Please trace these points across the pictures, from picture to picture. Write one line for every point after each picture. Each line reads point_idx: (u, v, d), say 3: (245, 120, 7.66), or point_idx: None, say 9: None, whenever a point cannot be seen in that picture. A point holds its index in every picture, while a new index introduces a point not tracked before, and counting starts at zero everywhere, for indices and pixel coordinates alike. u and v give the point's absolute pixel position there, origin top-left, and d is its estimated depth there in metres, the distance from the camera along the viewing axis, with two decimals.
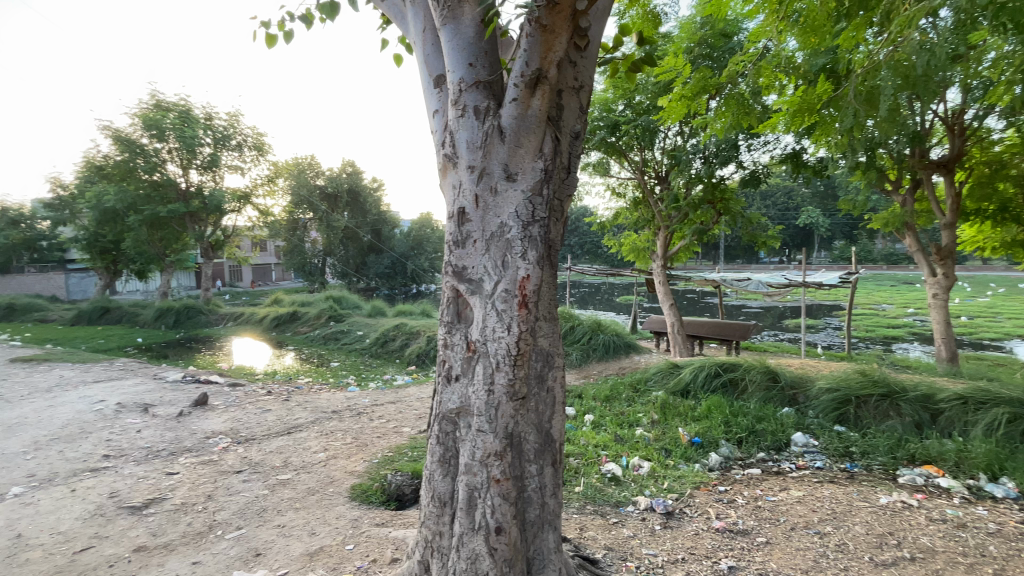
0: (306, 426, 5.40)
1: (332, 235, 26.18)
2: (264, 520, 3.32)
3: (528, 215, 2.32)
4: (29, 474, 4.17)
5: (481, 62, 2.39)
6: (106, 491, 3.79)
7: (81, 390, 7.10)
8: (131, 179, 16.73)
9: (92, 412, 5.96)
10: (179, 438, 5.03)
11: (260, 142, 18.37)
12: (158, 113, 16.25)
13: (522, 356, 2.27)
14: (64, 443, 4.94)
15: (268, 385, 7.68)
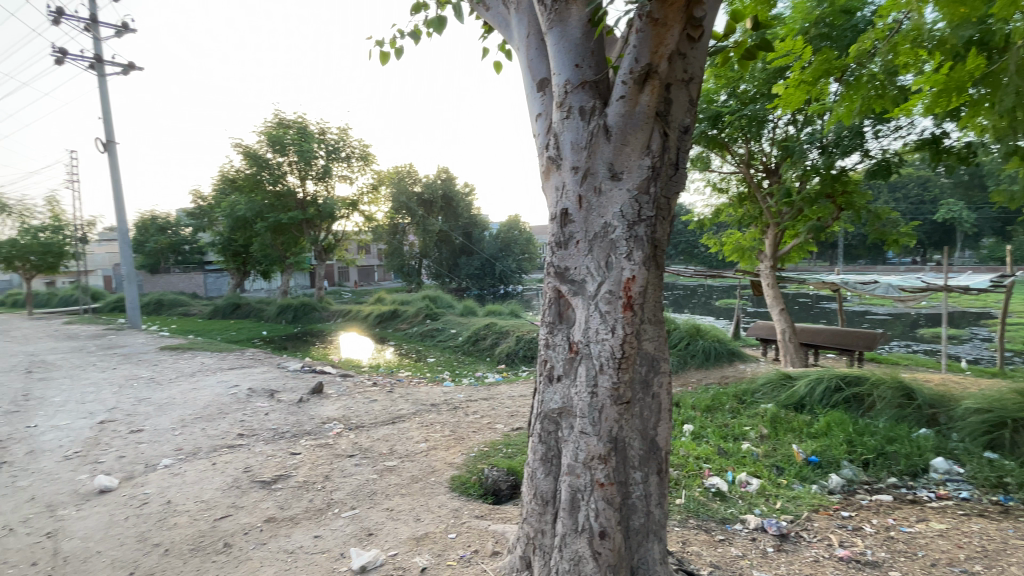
0: (407, 417, 5.73)
1: (428, 237, 27.57)
2: (373, 502, 3.57)
3: (634, 214, 2.26)
4: (181, 446, 4.87)
5: (587, 62, 2.38)
6: (241, 466, 4.31)
7: (219, 375, 8.16)
8: (259, 190, 18.93)
9: (228, 395, 6.83)
10: (299, 422, 5.59)
11: (366, 152, 19.85)
12: (281, 131, 18.22)
13: (627, 359, 2.23)
14: (206, 421, 5.70)
15: (371, 377, 8.28)
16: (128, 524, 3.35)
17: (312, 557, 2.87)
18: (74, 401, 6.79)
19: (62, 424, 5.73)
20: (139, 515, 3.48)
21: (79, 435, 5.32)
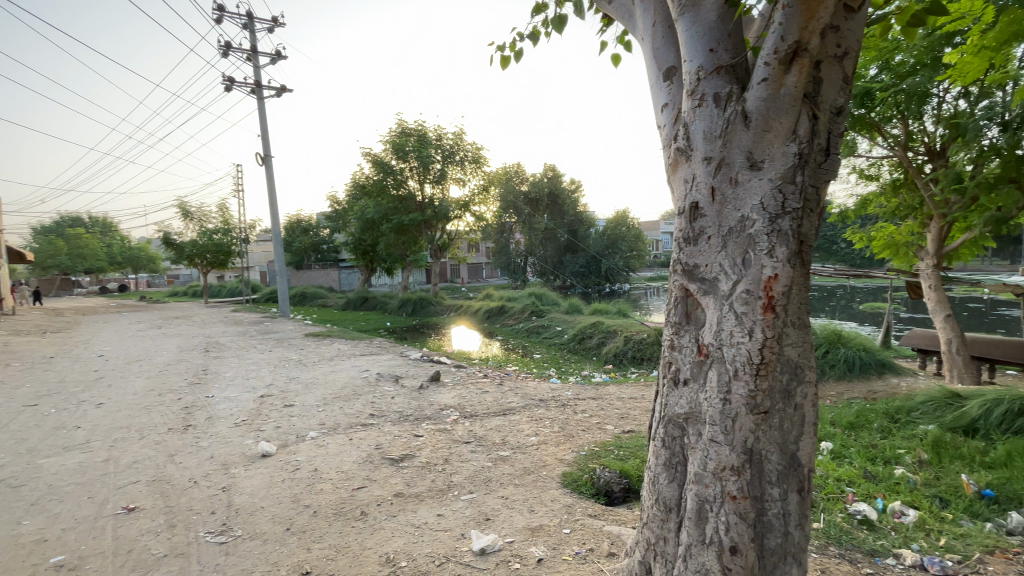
0: (518, 410, 5.89)
1: (534, 236, 27.98)
2: (489, 489, 3.72)
3: (777, 207, 2.08)
4: (323, 422, 5.51)
5: (722, 45, 2.24)
6: (373, 443, 4.76)
7: (352, 361, 9.11)
8: (384, 194, 20.67)
9: (360, 379, 7.59)
10: (420, 407, 6.03)
11: (478, 155, 20.66)
12: (403, 138, 19.67)
13: (766, 365, 2.05)
14: (343, 401, 6.39)
15: (483, 369, 8.64)
16: (283, 487, 3.87)
17: (436, 534, 3.07)
18: (240, 377, 8.03)
19: (233, 396, 6.80)
20: (292, 479, 4.00)
21: (246, 406, 6.28)
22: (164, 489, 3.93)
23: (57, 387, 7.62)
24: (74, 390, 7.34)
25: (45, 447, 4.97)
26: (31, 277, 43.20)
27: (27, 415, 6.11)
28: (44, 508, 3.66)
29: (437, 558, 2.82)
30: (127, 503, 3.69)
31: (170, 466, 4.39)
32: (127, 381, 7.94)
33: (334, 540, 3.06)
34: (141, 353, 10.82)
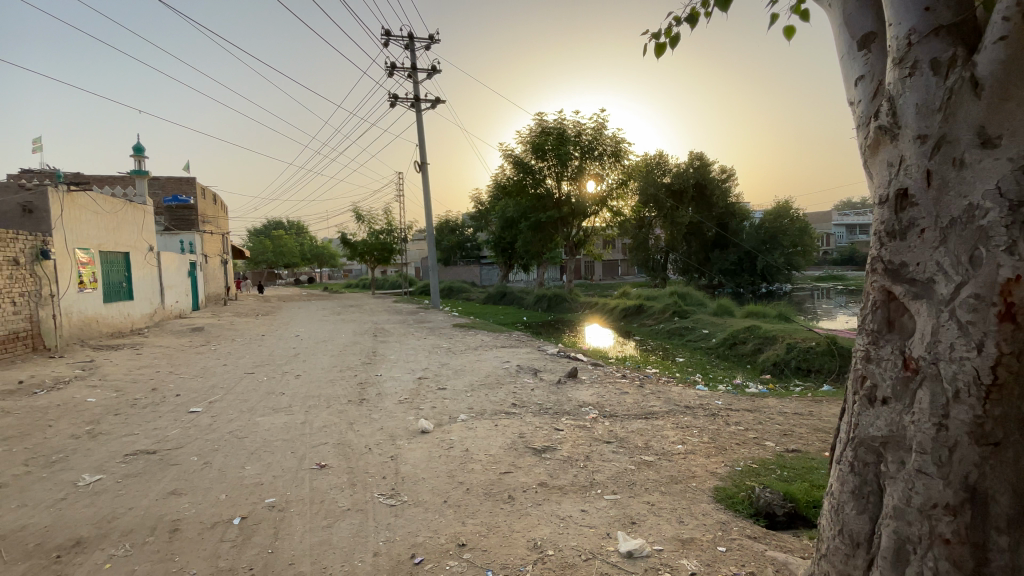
0: (662, 415, 5.64)
1: (676, 230, 26.44)
2: (634, 493, 3.64)
3: (1022, 192, 1.66)
4: (472, 406, 5.93)
5: (943, 2, 1.88)
6: (517, 431, 4.98)
7: (495, 351, 9.63)
8: (524, 192, 21.27)
9: (503, 369, 7.98)
10: (561, 401, 6.12)
11: (617, 148, 20.18)
12: (542, 138, 19.85)
13: (1002, 388, 1.66)
14: (488, 388, 6.78)
15: (622, 369, 8.42)
16: (439, 462, 4.25)
17: (581, 529, 3.10)
18: (401, 360, 9.05)
19: (396, 376, 7.70)
20: (447, 456, 4.38)
21: (407, 386, 7.04)
22: (346, 452, 4.59)
23: (268, 359, 9.43)
24: (279, 363, 9.01)
25: (261, 407, 6.18)
26: (250, 269, 54.03)
27: (249, 380, 7.66)
28: (261, 457, 4.55)
29: (584, 552, 2.85)
30: (319, 461, 4.40)
31: (350, 432, 5.13)
32: (316, 357, 9.49)
33: (486, 518, 3.27)
34: (326, 335, 12.83)
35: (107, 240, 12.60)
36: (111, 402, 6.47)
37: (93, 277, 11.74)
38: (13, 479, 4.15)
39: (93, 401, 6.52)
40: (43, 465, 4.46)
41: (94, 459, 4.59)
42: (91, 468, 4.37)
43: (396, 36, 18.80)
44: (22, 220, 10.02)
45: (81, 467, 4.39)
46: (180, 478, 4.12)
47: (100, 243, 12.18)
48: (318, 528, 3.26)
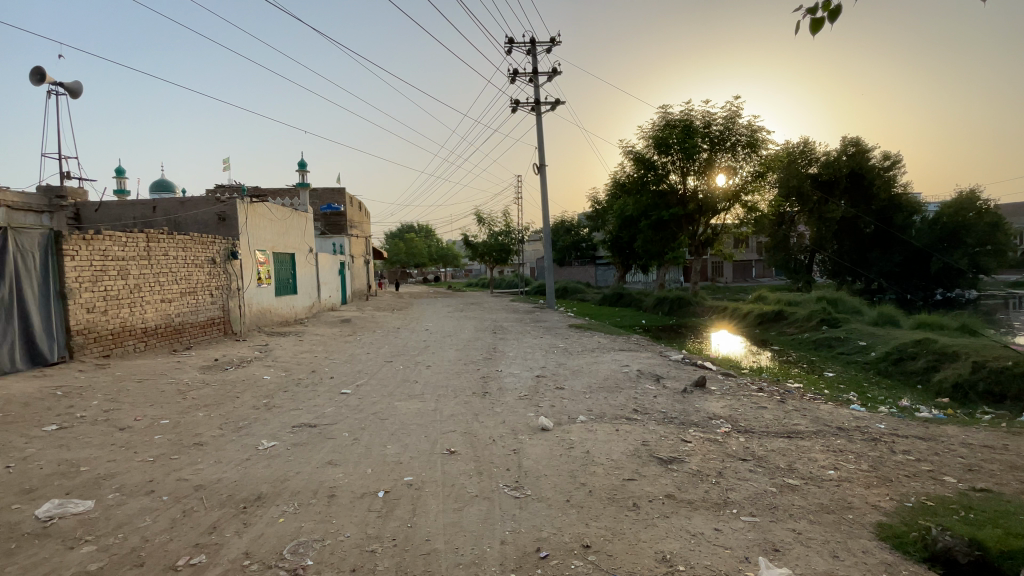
0: (807, 435, 5.05)
1: (823, 227, 23.41)
2: (776, 517, 3.32)
3: None
4: (592, 408, 5.89)
5: None
6: (640, 438, 4.83)
7: (614, 354, 9.45)
8: (645, 190, 20.49)
9: (623, 373, 7.79)
10: (687, 411, 5.79)
11: (753, 138, 18.54)
12: (667, 131, 18.91)
13: None
14: (608, 392, 6.67)
15: (757, 381, 7.69)
16: (561, 461, 4.29)
17: (715, 549, 2.91)
18: (521, 358, 9.30)
19: (516, 373, 7.95)
20: (568, 456, 4.41)
21: (527, 383, 7.21)
22: (473, 441, 4.86)
23: (403, 350, 10.35)
24: (412, 354, 9.83)
25: (398, 393, 6.80)
26: (385, 269, 59.71)
27: (388, 368, 8.48)
28: (400, 438, 5.01)
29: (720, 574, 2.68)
30: (448, 447, 4.71)
31: (476, 423, 5.42)
32: (444, 350, 10.18)
33: (610, 523, 3.23)
34: (451, 330, 13.69)
35: (278, 242, 14.85)
36: (280, 381, 7.61)
37: (267, 274, 13.92)
38: (213, 439, 5.09)
39: (267, 379, 7.74)
40: (234, 429, 5.41)
41: (270, 427, 5.45)
42: (269, 435, 5.19)
43: (519, 43, 19.36)
44: (218, 227, 12.23)
45: (260, 434, 5.24)
46: (335, 450, 4.71)
47: (273, 245, 14.42)
48: (451, 509, 3.50)
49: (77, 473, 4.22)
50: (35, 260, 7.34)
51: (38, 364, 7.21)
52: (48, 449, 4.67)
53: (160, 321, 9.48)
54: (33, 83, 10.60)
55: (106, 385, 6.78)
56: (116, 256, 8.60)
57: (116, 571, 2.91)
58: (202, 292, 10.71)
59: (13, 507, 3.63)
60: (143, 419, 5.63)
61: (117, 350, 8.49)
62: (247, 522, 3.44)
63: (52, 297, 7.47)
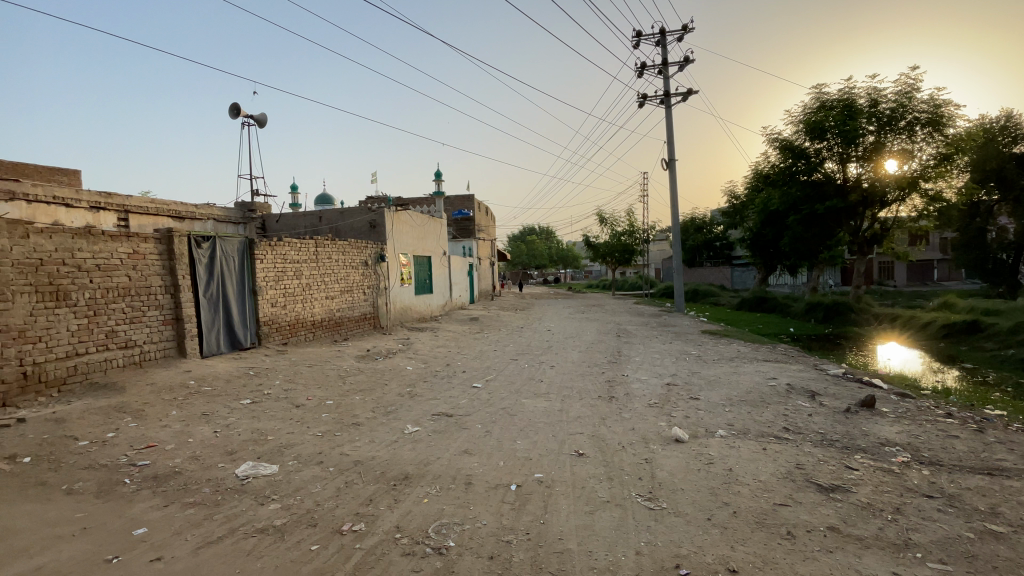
0: (1020, 475, 4.07)
1: None
2: (977, 570, 2.74)
3: None
4: (732, 423, 5.44)
5: None
6: (793, 460, 4.33)
7: (757, 365, 8.59)
8: (793, 182, 18.51)
9: (768, 386, 7.05)
10: (851, 434, 5.05)
11: (937, 114, 15.52)
12: (822, 114, 16.68)
13: None
14: (751, 406, 6.10)
15: (945, 405, 6.40)
16: (698, 476, 4.03)
17: None
18: (649, 363, 8.94)
19: (645, 379, 7.66)
20: (707, 472, 4.12)
21: (658, 391, 6.91)
22: (602, 445, 4.80)
23: (529, 349, 10.61)
24: (538, 354, 10.03)
25: (525, 391, 6.99)
26: (508, 270, 61.81)
27: (515, 366, 8.76)
28: (529, 435, 5.14)
29: None
30: (577, 448, 4.71)
31: (604, 427, 5.34)
32: (569, 352, 10.21)
33: (759, 549, 2.96)
34: (576, 332, 13.67)
35: (417, 246, 16.24)
36: (420, 372, 8.31)
37: (408, 275, 15.31)
38: (367, 421, 5.74)
39: (409, 370, 8.50)
40: (384, 413, 6.04)
41: (413, 414, 5.98)
42: (412, 421, 5.69)
43: (648, 35, 18.64)
44: (370, 233, 13.78)
45: (405, 419, 5.78)
46: (470, 440, 5.00)
47: (413, 249, 15.82)
48: (583, 512, 3.50)
49: (265, 441, 5.06)
50: (233, 261, 8.72)
51: (237, 347, 8.68)
52: (244, 419, 5.68)
53: (324, 316, 10.96)
54: (231, 118, 13.02)
55: (286, 368, 8.05)
56: (293, 259, 10.14)
57: (297, 527, 3.43)
58: (356, 291, 12.13)
59: (221, 464, 4.48)
60: (313, 399, 6.58)
61: (292, 339, 10.02)
62: (397, 498, 3.81)
63: (245, 292, 8.97)
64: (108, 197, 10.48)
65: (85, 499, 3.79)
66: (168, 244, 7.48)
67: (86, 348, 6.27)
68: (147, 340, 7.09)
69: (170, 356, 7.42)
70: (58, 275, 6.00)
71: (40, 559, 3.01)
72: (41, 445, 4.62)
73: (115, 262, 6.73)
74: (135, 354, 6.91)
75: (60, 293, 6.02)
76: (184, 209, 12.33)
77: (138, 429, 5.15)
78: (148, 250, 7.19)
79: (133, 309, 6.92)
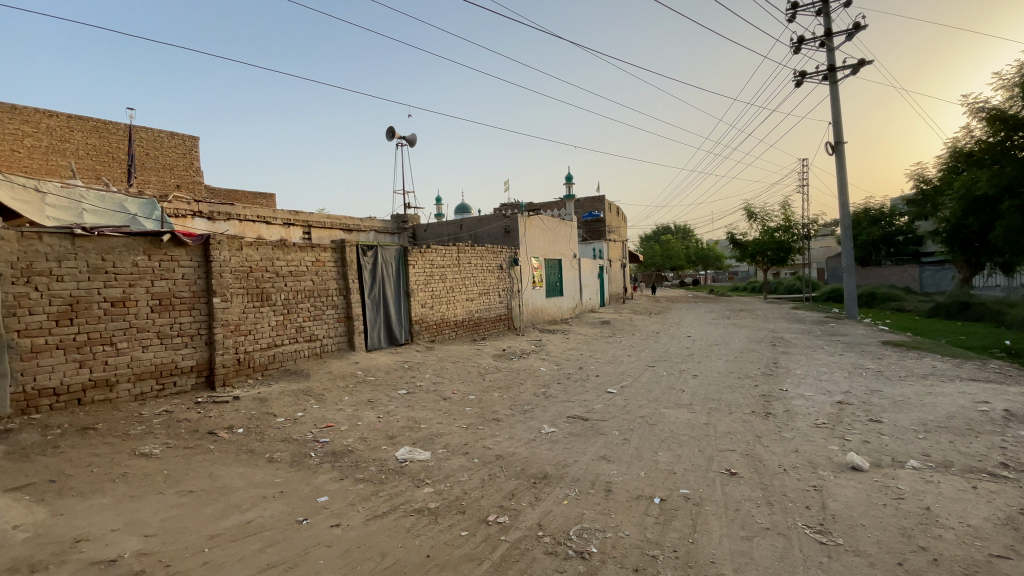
0: None
1: None
2: None
3: None
4: (927, 453, 4.52)
5: None
6: (1017, 505, 3.44)
7: (959, 385, 7.02)
8: (1007, 160, 14.77)
9: (977, 411, 5.72)
10: None
11: None
12: None
13: None
14: (952, 434, 5.01)
15: None
16: (882, 512, 3.42)
17: None
18: (811, 377, 7.87)
19: (806, 394, 6.75)
20: (895, 508, 3.47)
21: (824, 409, 6.05)
22: (758, 466, 4.34)
23: (667, 356, 10.08)
24: (678, 361, 9.48)
25: (665, 400, 6.65)
26: (642, 272, 59.60)
27: (652, 373, 8.40)
28: (672, 447, 4.86)
29: None
30: (728, 466, 4.32)
31: (759, 446, 4.82)
32: (713, 360, 9.46)
33: None
34: (720, 339, 12.60)
35: (549, 250, 16.52)
36: (554, 373, 8.40)
37: (540, 278, 15.67)
38: (507, 417, 5.97)
39: (543, 370, 8.66)
40: (522, 411, 6.22)
41: (549, 414, 6.06)
42: (549, 422, 5.77)
43: (806, 5, 16.51)
44: (505, 238, 14.38)
45: (542, 419, 5.88)
46: (608, 447, 4.90)
47: (545, 252, 16.15)
48: (737, 536, 3.19)
49: (418, 429, 5.55)
50: (391, 266, 9.75)
51: (394, 343, 9.71)
52: (401, 407, 6.31)
53: (465, 316, 11.73)
54: (387, 139, 14.66)
55: (433, 363, 8.77)
56: (438, 264, 11.02)
57: (447, 513, 3.68)
58: (493, 293, 12.75)
59: (384, 447, 5.02)
60: (457, 393, 7.05)
61: (437, 337, 10.89)
62: (538, 496, 3.88)
63: (401, 294, 9.97)
64: (296, 214, 12.52)
65: (282, 467, 4.54)
66: (340, 253, 8.64)
67: (282, 341, 7.55)
68: (325, 335, 8.28)
69: (342, 349, 8.58)
70: (262, 279, 7.30)
71: (251, 513, 3.69)
72: (251, 418, 5.67)
73: (303, 269, 7.97)
74: (317, 346, 8.12)
75: (263, 294, 7.31)
76: (350, 222, 14.17)
77: (319, 411, 6.04)
78: (326, 258, 8.39)
79: (315, 308, 8.14)
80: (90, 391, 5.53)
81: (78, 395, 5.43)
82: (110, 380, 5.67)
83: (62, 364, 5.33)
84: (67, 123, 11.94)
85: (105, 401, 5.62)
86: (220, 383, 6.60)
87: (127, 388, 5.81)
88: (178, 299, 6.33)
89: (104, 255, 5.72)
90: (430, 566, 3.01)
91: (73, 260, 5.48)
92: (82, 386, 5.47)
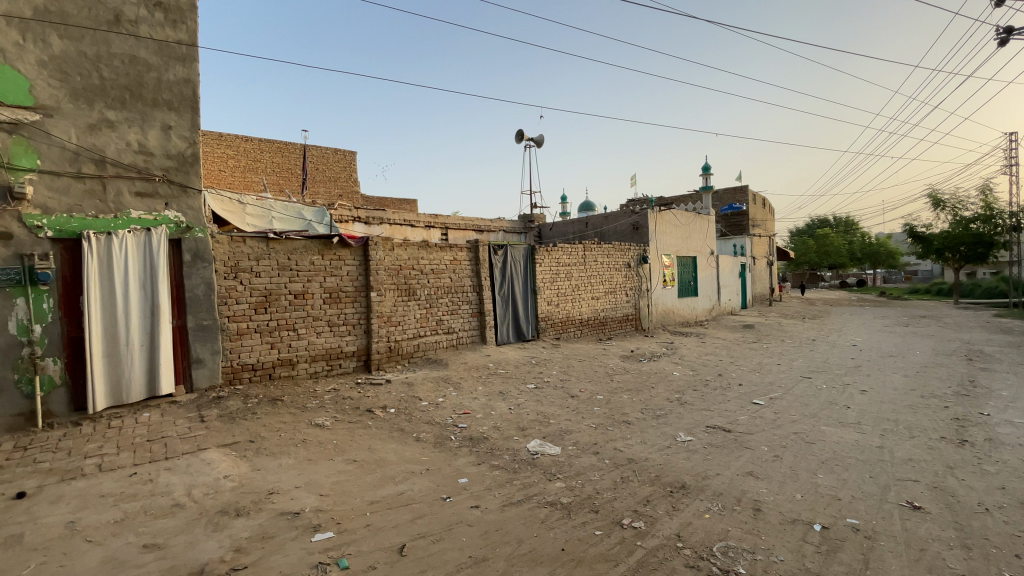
0: None
1: None
2: None
3: None
4: None
5: None
6: None
7: None
8: None
9: None
10: None
11: None
12: None
13: None
14: None
15: None
16: None
17: None
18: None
19: (1016, 422, 5.47)
20: None
21: None
22: (950, 501, 3.64)
23: (823, 366, 8.91)
24: (839, 372, 8.31)
25: (823, 416, 5.89)
26: (789, 271, 53.37)
27: (806, 384, 7.50)
28: (834, 470, 4.29)
29: None
30: (909, 499, 3.70)
31: (952, 478, 4.04)
32: (885, 374, 8.12)
33: None
34: (895, 350, 10.75)
35: (681, 247, 15.64)
36: (688, 379, 7.95)
37: (671, 276, 14.91)
38: (638, 421, 5.80)
39: (676, 375, 8.23)
40: (654, 416, 6.00)
41: (685, 422, 5.76)
42: (685, 430, 5.47)
43: None
44: (633, 235, 13.96)
45: (676, 426, 5.61)
46: (754, 462, 4.50)
47: (677, 249, 15.34)
48: None
49: (548, 424, 5.67)
50: (520, 265, 10.05)
51: (523, 338, 10.03)
52: (531, 401, 6.50)
53: (591, 315, 11.66)
54: (516, 141, 15.15)
55: (561, 360, 8.87)
56: (565, 263, 11.09)
57: (581, 509, 3.70)
58: (620, 292, 12.48)
59: (516, 437, 5.22)
60: (586, 392, 7.04)
61: (563, 334, 11.00)
62: (675, 506, 3.71)
63: (529, 291, 10.25)
64: (435, 217, 13.56)
65: (428, 446, 4.98)
66: (475, 252, 9.14)
67: (425, 332, 8.27)
68: (461, 328, 8.87)
69: (476, 342, 9.10)
70: (409, 277, 8.06)
71: (403, 486, 4.10)
72: (400, 400, 6.29)
73: (442, 267, 8.61)
74: (454, 338, 8.75)
75: (410, 289, 8.05)
76: (482, 223, 14.93)
77: (457, 398, 6.48)
78: (463, 257, 8.94)
79: (453, 303, 8.76)
80: (278, 367, 6.61)
81: (269, 370, 6.53)
82: (292, 360, 6.73)
83: (259, 345, 6.46)
84: (259, 146, 14.43)
85: (289, 376, 6.70)
86: (375, 367, 7.45)
87: (304, 367, 6.84)
88: (343, 293, 7.27)
89: (289, 255, 6.77)
90: (565, 559, 3.06)
91: (267, 259, 6.58)
92: (273, 363, 6.57)
